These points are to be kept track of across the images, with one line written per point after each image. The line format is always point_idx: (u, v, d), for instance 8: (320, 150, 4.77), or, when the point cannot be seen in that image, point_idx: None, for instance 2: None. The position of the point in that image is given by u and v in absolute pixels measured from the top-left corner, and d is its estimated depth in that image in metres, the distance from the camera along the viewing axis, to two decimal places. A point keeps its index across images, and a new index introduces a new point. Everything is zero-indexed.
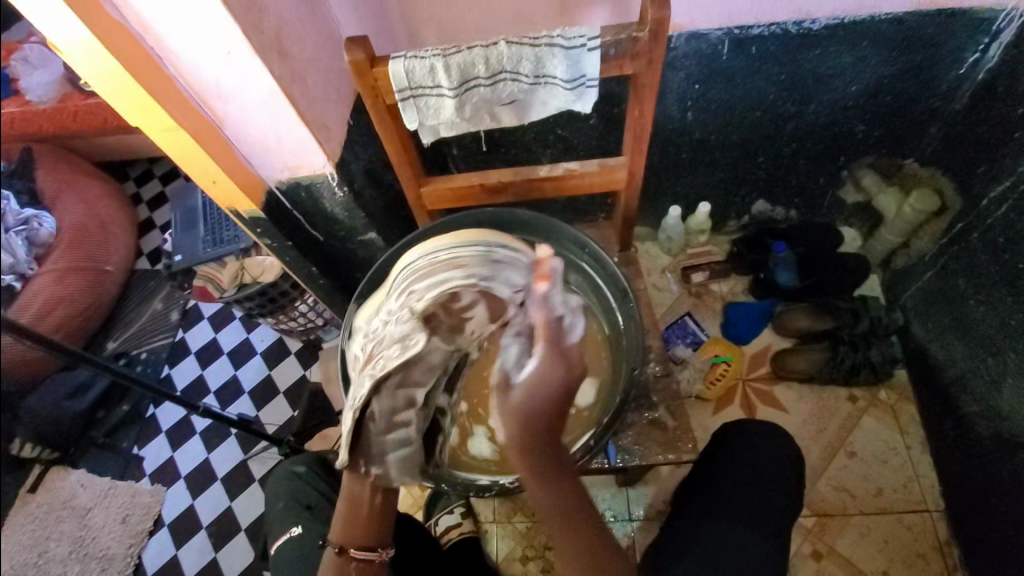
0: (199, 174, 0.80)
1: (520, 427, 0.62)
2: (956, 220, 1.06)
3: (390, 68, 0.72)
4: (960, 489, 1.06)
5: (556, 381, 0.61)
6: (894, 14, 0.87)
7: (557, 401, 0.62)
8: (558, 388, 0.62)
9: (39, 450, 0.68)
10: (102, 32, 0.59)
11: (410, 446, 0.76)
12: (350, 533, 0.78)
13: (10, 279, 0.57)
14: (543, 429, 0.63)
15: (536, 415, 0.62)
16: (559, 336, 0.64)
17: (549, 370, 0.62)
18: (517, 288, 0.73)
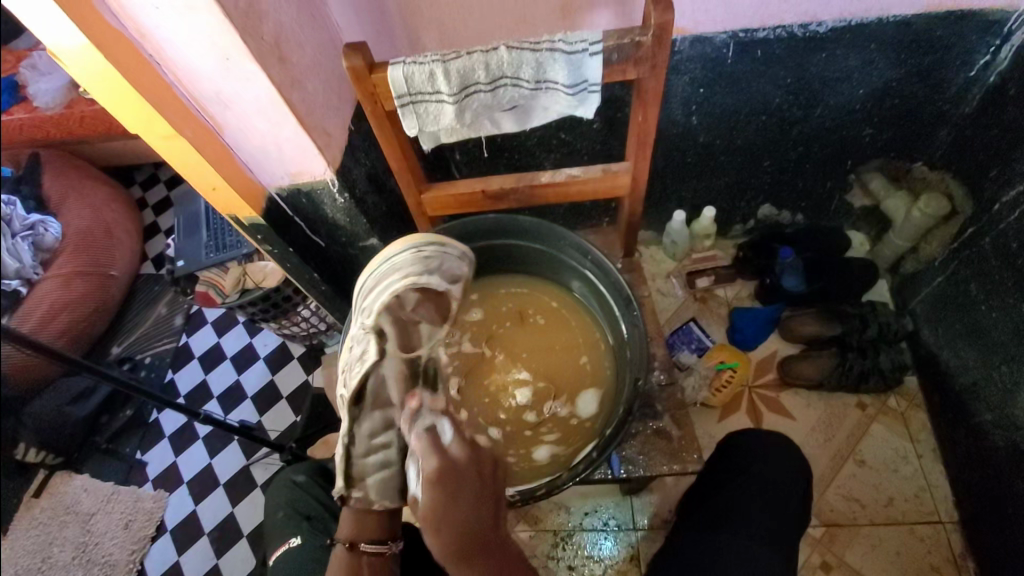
0: (200, 182, 0.79)
1: (443, 534, 0.61)
2: (968, 225, 1.04)
3: (389, 74, 0.71)
4: (975, 499, 1.04)
5: (436, 475, 0.64)
6: (902, 17, 0.86)
7: (455, 488, 0.64)
8: (456, 480, 0.65)
9: (43, 455, 0.67)
10: (103, 42, 0.59)
11: (390, 469, 0.75)
12: (361, 528, 0.72)
13: (17, 283, 0.58)
14: (460, 514, 0.63)
15: (451, 519, 0.62)
16: (435, 439, 0.68)
17: (429, 471, 0.65)
18: (450, 278, 0.78)
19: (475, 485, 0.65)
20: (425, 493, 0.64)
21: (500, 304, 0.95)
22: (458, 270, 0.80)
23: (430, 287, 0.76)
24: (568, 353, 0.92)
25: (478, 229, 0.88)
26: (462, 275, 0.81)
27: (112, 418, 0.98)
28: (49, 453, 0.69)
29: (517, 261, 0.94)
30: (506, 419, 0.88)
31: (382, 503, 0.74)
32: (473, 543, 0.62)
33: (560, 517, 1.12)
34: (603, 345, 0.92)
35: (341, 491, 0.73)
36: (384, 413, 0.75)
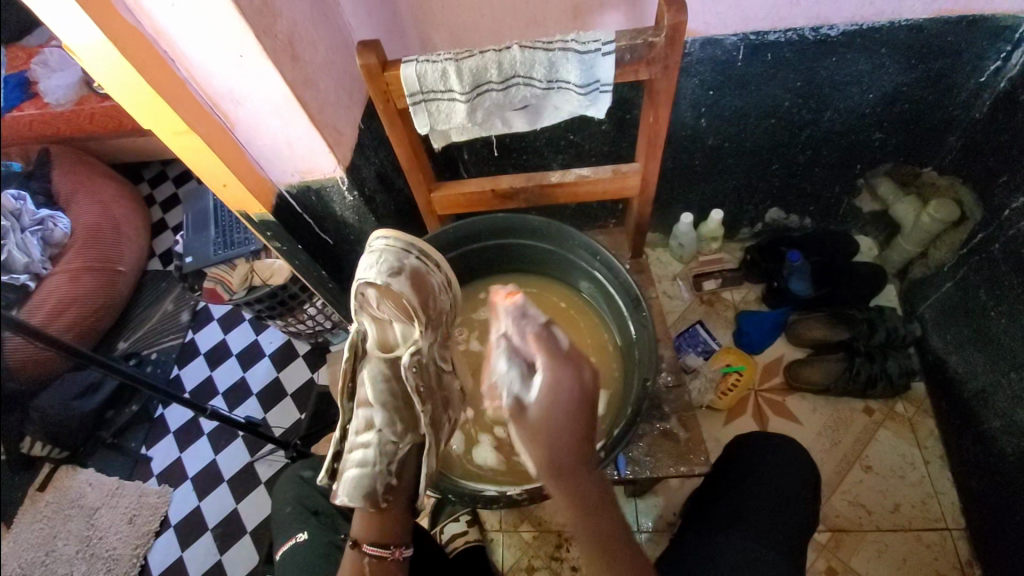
0: (211, 179, 0.80)
1: (546, 444, 0.58)
2: (979, 230, 1.03)
3: (402, 72, 0.71)
4: (982, 506, 1.03)
5: (555, 380, 0.60)
6: (913, 21, 0.85)
7: (571, 399, 0.59)
8: (569, 390, 0.59)
9: (50, 449, 0.67)
10: (119, 39, 0.59)
11: (366, 467, 0.75)
12: (365, 527, 0.73)
13: (28, 279, 0.56)
14: (569, 424, 0.59)
15: (560, 429, 0.58)
16: (549, 344, 0.63)
17: (548, 374, 0.60)
18: (388, 271, 0.77)
19: (591, 400, 0.60)
20: (540, 397, 0.60)
21: None
22: (399, 261, 0.78)
23: (370, 283, 0.77)
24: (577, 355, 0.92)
25: (487, 228, 0.89)
26: (410, 266, 0.79)
27: (119, 413, 0.94)
28: (56, 447, 0.69)
29: (526, 261, 0.94)
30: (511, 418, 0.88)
31: (344, 498, 0.73)
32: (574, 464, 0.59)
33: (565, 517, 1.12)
34: (610, 346, 0.92)
35: (326, 478, 0.79)
36: (366, 411, 0.79)
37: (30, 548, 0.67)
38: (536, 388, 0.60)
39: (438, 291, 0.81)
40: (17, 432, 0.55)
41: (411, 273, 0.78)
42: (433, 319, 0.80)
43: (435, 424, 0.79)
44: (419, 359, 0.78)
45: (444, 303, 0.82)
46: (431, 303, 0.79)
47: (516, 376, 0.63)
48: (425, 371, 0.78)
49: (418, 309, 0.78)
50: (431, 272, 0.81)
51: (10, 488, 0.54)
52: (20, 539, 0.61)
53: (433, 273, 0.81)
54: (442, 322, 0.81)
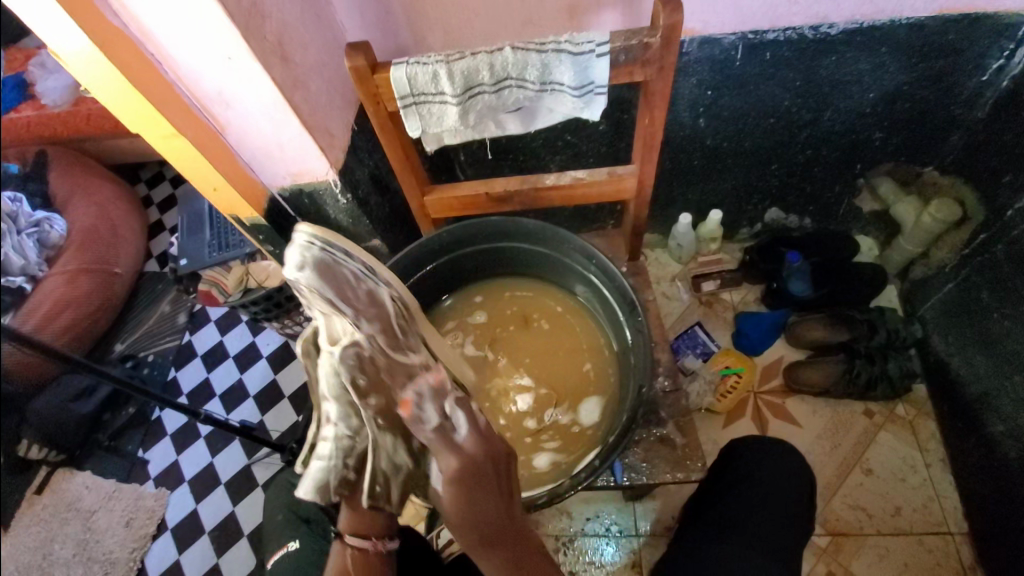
0: (201, 182, 0.79)
1: (467, 528, 0.61)
2: (980, 230, 1.02)
3: (392, 74, 0.70)
4: (985, 511, 1.02)
5: (455, 472, 0.62)
6: (914, 19, 0.84)
7: (471, 487, 0.61)
8: (465, 479, 0.62)
9: (49, 452, 0.67)
10: (104, 42, 0.58)
11: (325, 461, 0.68)
12: (355, 519, 0.69)
13: (22, 281, 0.55)
14: (478, 507, 0.61)
15: (472, 511, 0.61)
16: (448, 441, 0.64)
17: (449, 469, 0.63)
18: (299, 266, 0.64)
19: (495, 480, 0.63)
20: (447, 492, 0.62)
21: (504, 308, 0.95)
22: (305, 253, 0.65)
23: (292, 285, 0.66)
24: (573, 360, 0.91)
25: (481, 232, 0.87)
26: (323, 258, 0.65)
27: (116, 415, 0.92)
28: (53, 450, 0.68)
29: (521, 265, 0.93)
30: (506, 424, 0.88)
31: (304, 492, 0.67)
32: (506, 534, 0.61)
33: (561, 522, 1.11)
34: (607, 351, 0.91)
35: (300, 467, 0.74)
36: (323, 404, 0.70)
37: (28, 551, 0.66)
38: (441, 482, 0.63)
39: (359, 279, 0.69)
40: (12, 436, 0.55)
41: (317, 264, 0.65)
42: (366, 308, 0.69)
43: (393, 419, 0.70)
44: (359, 353, 0.67)
45: (374, 290, 0.70)
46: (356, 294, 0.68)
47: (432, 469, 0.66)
48: (373, 365, 0.68)
49: (338, 301, 0.66)
50: (343, 262, 0.67)
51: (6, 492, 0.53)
52: (16, 543, 0.60)
53: (348, 260, 0.68)
54: (378, 311, 0.70)
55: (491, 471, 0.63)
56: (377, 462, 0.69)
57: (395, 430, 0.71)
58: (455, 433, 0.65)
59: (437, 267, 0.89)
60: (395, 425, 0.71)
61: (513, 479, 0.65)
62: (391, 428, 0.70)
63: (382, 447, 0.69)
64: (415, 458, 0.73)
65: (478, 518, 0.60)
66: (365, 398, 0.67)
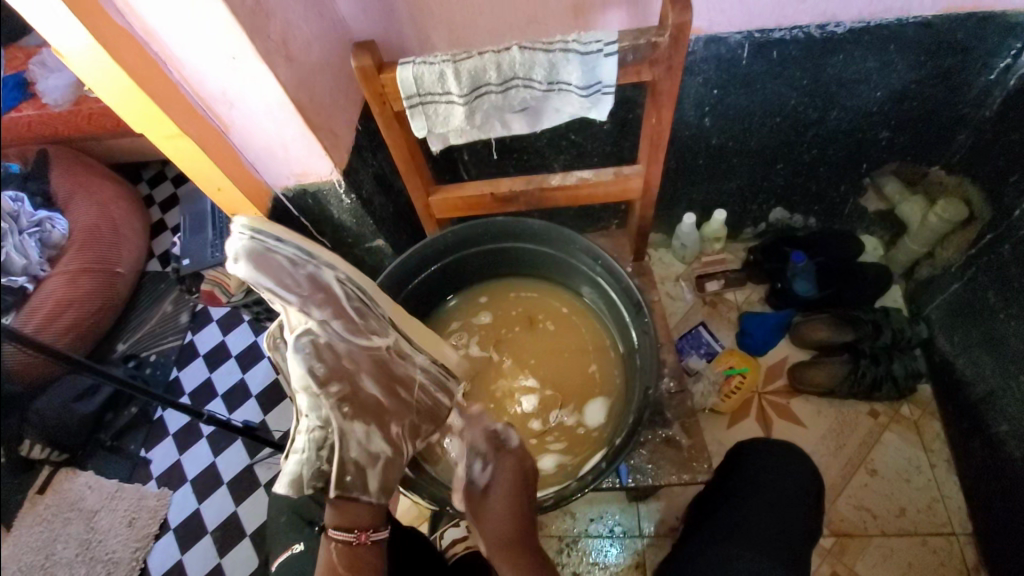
0: (204, 182, 0.79)
1: (508, 519, 0.71)
2: (986, 230, 1.02)
3: (398, 74, 0.70)
4: (991, 512, 1.01)
5: (513, 464, 0.74)
6: (921, 18, 0.84)
7: (524, 480, 0.74)
8: (515, 474, 0.74)
9: (49, 451, 0.66)
10: (109, 42, 0.58)
11: (300, 455, 0.68)
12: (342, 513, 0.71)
13: (25, 281, 0.55)
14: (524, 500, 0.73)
15: (518, 500, 0.73)
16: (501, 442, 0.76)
17: (506, 461, 0.75)
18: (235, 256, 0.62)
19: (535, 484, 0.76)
20: (503, 478, 0.74)
21: (509, 309, 0.95)
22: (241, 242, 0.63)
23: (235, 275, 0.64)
24: (578, 361, 0.91)
25: (485, 233, 0.87)
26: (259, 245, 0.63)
27: (118, 415, 0.90)
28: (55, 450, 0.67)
29: (526, 265, 0.93)
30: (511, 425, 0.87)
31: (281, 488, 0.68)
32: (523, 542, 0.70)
33: (565, 522, 1.11)
34: (613, 352, 0.90)
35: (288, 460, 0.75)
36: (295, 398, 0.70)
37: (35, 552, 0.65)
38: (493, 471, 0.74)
39: (299, 265, 0.66)
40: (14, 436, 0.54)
41: (252, 257, 0.62)
42: (311, 294, 0.66)
43: (361, 405, 0.71)
44: (313, 341, 0.66)
45: (316, 273, 0.67)
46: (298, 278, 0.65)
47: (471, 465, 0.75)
48: (330, 351, 0.68)
49: (280, 292, 0.64)
50: (278, 249, 0.64)
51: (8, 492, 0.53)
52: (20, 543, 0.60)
53: (283, 247, 0.65)
54: (325, 295, 0.68)
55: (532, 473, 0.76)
56: (346, 452, 0.69)
57: (365, 417, 0.71)
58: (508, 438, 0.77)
59: (442, 267, 0.89)
60: (364, 411, 0.71)
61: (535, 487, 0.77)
62: (359, 416, 0.71)
63: (352, 435, 0.69)
64: (391, 444, 0.74)
65: (519, 508, 0.72)
66: (325, 386, 0.67)
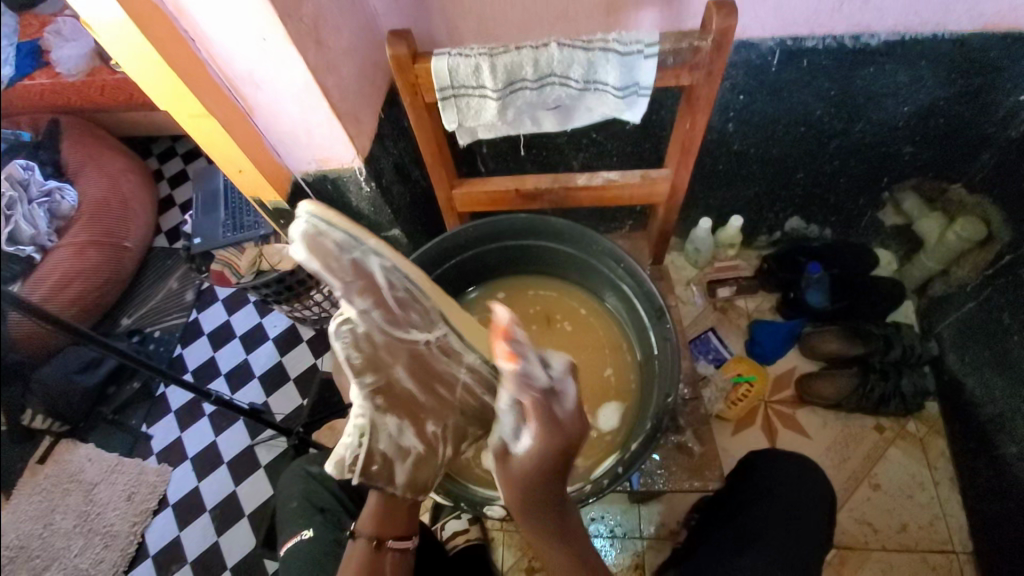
0: (226, 164, 0.78)
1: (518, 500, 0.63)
2: (1006, 252, 1.01)
3: (433, 65, 0.69)
4: (994, 532, 1.02)
5: (555, 451, 0.60)
6: (958, 34, 0.83)
7: (558, 464, 0.61)
8: (546, 455, 0.60)
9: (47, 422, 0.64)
10: (141, 19, 0.57)
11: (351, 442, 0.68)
12: (386, 523, 0.73)
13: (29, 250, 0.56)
14: (544, 490, 0.62)
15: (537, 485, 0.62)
16: (552, 407, 0.60)
17: (549, 444, 0.60)
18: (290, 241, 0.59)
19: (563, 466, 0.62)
20: (534, 448, 0.60)
21: (526, 307, 0.94)
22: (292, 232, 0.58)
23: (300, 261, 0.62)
24: (593, 363, 0.91)
25: (506, 229, 0.86)
26: (307, 237, 0.57)
27: (121, 390, 1.12)
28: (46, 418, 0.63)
29: (544, 264, 0.92)
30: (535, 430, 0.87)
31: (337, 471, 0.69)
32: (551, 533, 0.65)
33: None
34: (628, 356, 0.90)
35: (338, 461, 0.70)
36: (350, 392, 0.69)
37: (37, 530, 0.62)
38: (526, 440, 0.61)
39: (345, 255, 0.59)
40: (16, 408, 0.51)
41: (300, 240, 0.58)
42: (353, 281, 0.61)
43: (393, 398, 0.70)
44: (351, 333, 0.66)
45: (363, 260, 0.60)
46: (344, 270, 0.59)
47: (511, 417, 0.62)
48: (369, 341, 0.66)
49: (326, 276, 0.59)
50: (328, 234, 0.58)
51: (17, 462, 0.51)
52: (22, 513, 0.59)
53: (333, 231, 0.58)
54: (367, 283, 0.61)
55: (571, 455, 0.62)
56: (375, 441, 0.68)
57: (398, 411, 0.70)
58: (562, 399, 0.61)
59: (460, 262, 0.88)
60: (395, 404, 0.70)
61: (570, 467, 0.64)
62: (392, 409, 0.70)
63: (382, 427, 0.69)
64: (425, 443, 0.74)
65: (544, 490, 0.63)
66: (361, 376, 0.66)
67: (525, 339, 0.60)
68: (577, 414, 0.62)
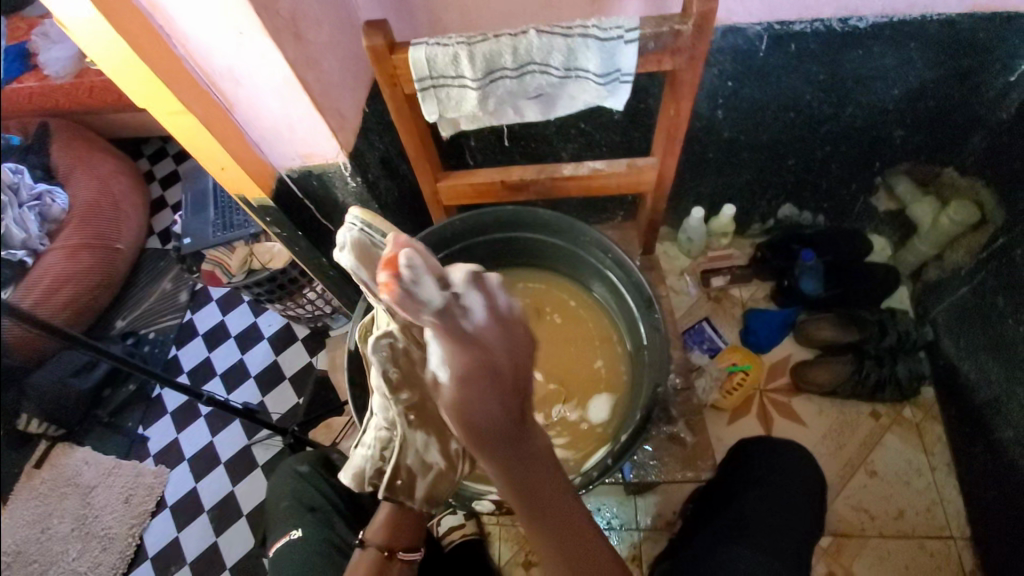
0: (208, 161, 0.77)
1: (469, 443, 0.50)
2: (999, 234, 1.00)
3: (411, 55, 0.68)
4: (991, 516, 1.01)
5: (472, 372, 0.47)
6: (946, 15, 0.82)
7: (490, 389, 0.48)
8: (472, 381, 0.47)
9: (45, 425, 0.62)
10: (111, 13, 0.56)
11: (372, 452, 0.71)
12: (394, 533, 0.73)
13: (25, 254, 0.52)
14: (489, 424, 0.49)
15: (477, 419, 0.48)
16: (460, 323, 0.49)
17: (464, 367, 0.47)
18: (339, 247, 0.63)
19: (503, 389, 0.48)
20: (454, 380, 0.48)
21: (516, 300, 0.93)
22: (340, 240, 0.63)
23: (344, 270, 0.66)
24: (585, 355, 0.90)
25: (493, 221, 0.86)
26: (359, 245, 0.62)
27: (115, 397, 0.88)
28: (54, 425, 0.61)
29: (533, 256, 0.92)
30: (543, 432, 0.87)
31: (355, 481, 0.71)
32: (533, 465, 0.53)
33: None
34: (620, 347, 0.90)
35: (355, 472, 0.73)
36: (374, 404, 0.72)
37: (37, 531, 0.62)
38: (445, 371, 0.49)
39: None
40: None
41: (351, 247, 0.62)
42: None
43: (424, 416, 0.70)
44: (391, 347, 0.66)
45: None
46: None
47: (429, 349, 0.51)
48: (406, 359, 0.67)
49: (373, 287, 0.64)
50: (381, 246, 0.63)
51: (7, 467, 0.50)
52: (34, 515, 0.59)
53: (386, 245, 0.63)
54: None
55: (510, 373, 0.48)
56: (401, 457, 0.69)
57: (427, 427, 0.70)
58: (470, 314, 0.49)
59: (448, 256, 0.87)
60: (425, 421, 0.70)
61: (519, 389, 0.49)
62: (423, 425, 0.70)
63: (411, 444, 0.69)
64: (447, 460, 0.72)
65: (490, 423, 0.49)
66: (397, 393, 0.68)
67: (415, 261, 0.51)
68: (497, 328, 0.49)
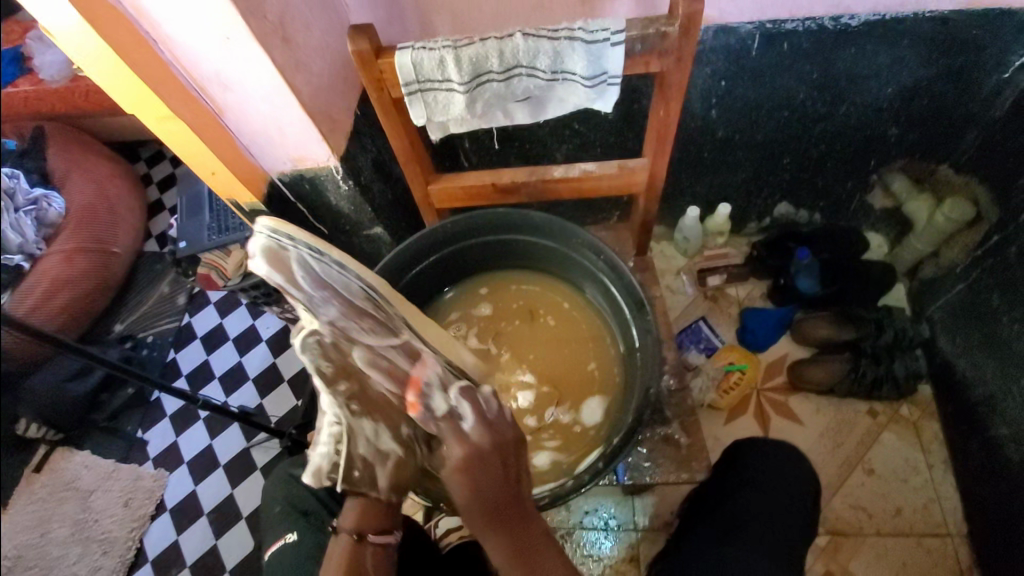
0: (199, 166, 0.77)
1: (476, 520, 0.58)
2: (993, 232, 1.00)
3: (396, 60, 0.67)
4: (987, 514, 1.01)
5: (468, 458, 0.59)
6: (938, 13, 0.81)
7: (488, 469, 0.59)
8: (471, 465, 0.59)
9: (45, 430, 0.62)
10: (97, 21, 0.56)
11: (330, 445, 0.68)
12: (365, 517, 0.68)
13: (20, 259, 0.52)
14: (490, 498, 0.58)
15: (478, 492, 0.58)
16: (458, 419, 0.63)
17: (459, 457, 0.60)
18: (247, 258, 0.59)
19: (500, 469, 0.60)
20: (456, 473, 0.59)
21: (509, 303, 0.93)
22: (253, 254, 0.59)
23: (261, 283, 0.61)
24: (578, 357, 0.90)
25: (485, 224, 0.85)
26: (270, 249, 0.59)
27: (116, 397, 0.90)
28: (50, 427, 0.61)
29: (525, 259, 0.92)
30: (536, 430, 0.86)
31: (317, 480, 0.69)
32: (512, 511, 0.58)
33: (560, 515, 1.11)
34: (613, 350, 0.89)
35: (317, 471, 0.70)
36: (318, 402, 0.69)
37: (38, 536, 0.62)
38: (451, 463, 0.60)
39: (314, 267, 0.62)
40: (9, 418, 0.51)
41: (262, 253, 0.59)
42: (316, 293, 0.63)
43: (369, 402, 0.70)
44: (320, 343, 0.64)
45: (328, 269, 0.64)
46: (309, 277, 0.62)
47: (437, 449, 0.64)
48: (337, 350, 0.67)
49: (291, 290, 0.60)
50: (293, 245, 0.61)
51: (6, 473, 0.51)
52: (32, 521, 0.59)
53: (299, 244, 0.61)
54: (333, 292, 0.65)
55: (504, 453, 0.61)
56: (353, 446, 0.68)
57: (373, 414, 0.71)
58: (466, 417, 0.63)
59: (441, 259, 0.87)
60: (372, 408, 0.71)
61: (514, 469, 0.61)
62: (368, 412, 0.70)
63: (360, 431, 0.69)
64: (402, 445, 0.73)
65: (489, 494, 0.59)
66: (333, 386, 0.66)
67: (433, 379, 0.69)
68: (488, 425, 0.63)
